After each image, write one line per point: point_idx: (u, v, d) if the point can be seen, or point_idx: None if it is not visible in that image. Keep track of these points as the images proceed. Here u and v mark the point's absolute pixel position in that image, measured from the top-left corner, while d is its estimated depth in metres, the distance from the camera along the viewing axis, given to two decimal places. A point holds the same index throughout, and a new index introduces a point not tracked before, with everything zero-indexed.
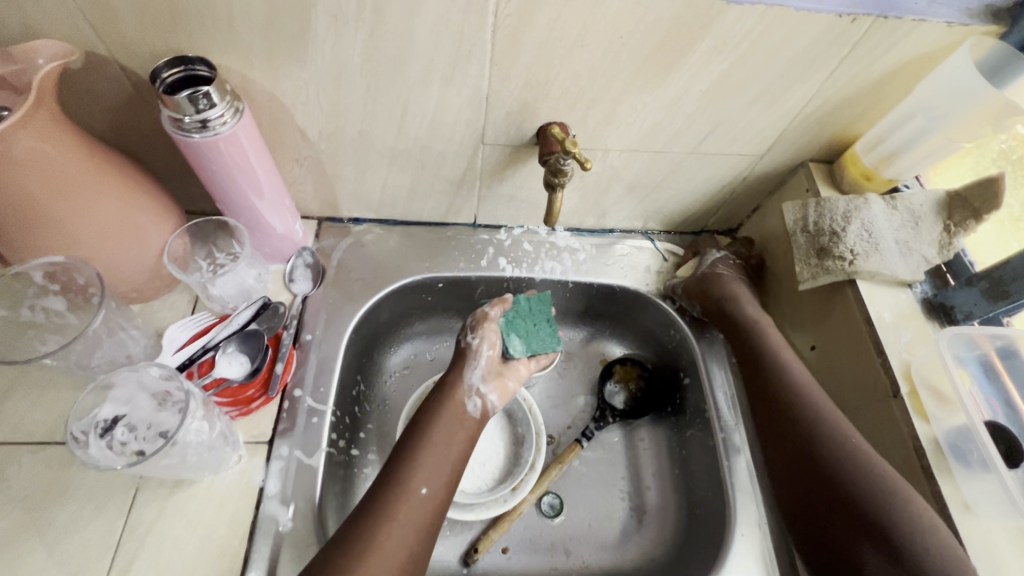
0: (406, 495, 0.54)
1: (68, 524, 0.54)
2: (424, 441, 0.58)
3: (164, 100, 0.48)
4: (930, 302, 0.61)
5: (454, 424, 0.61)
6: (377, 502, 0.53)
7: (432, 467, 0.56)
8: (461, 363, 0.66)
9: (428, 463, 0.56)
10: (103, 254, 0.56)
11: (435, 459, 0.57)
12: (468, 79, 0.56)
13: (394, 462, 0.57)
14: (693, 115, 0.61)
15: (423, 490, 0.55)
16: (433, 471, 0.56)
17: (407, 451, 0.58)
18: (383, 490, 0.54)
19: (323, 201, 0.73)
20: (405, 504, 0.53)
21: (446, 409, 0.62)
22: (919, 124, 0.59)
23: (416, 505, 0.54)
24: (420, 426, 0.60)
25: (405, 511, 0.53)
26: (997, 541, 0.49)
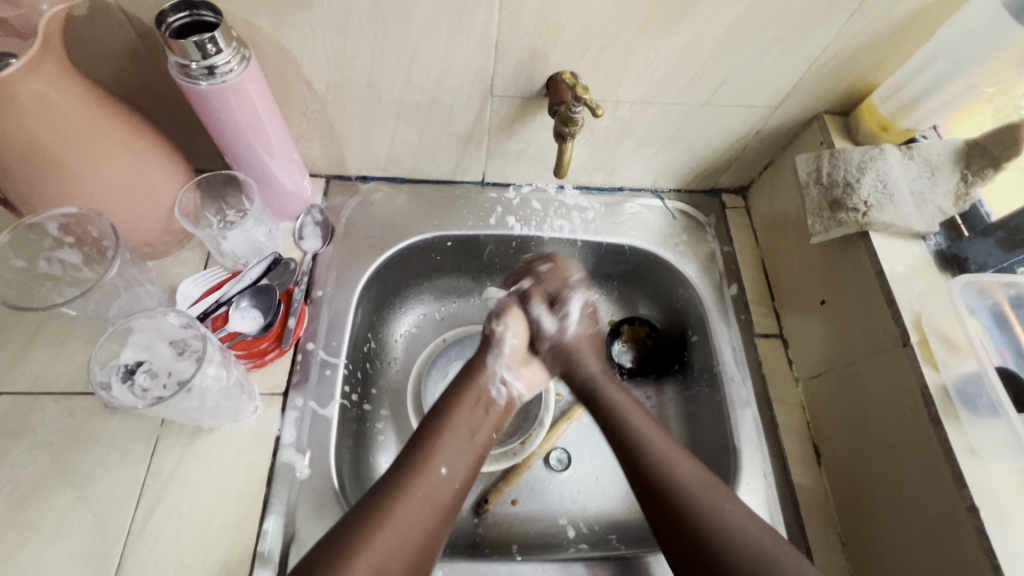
0: (424, 471, 0.55)
1: (93, 469, 0.56)
2: (448, 419, 0.60)
3: (170, 45, 0.48)
4: (943, 254, 0.61)
5: (480, 411, 0.63)
6: (396, 476, 0.55)
7: (452, 447, 0.58)
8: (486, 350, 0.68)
9: (449, 443, 0.58)
10: (116, 205, 0.56)
11: (457, 442, 0.59)
12: (477, 25, 0.55)
13: (415, 442, 0.58)
14: (707, 63, 0.60)
15: (443, 470, 0.57)
16: (453, 452, 0.58)
17: (432, 431, 0.59)
18: (404, 466, 0.56)
19: (331, 158, 0.73)
20: (424, 483, 0.55)
21: (464, 389, 0.64)
22: (942, 69, 0.57)
23: (436, 485, 0.55)
24: (445, 405, 0.62)
25: (425, 487, 0.54)
26: (1003, 484, 0.49)
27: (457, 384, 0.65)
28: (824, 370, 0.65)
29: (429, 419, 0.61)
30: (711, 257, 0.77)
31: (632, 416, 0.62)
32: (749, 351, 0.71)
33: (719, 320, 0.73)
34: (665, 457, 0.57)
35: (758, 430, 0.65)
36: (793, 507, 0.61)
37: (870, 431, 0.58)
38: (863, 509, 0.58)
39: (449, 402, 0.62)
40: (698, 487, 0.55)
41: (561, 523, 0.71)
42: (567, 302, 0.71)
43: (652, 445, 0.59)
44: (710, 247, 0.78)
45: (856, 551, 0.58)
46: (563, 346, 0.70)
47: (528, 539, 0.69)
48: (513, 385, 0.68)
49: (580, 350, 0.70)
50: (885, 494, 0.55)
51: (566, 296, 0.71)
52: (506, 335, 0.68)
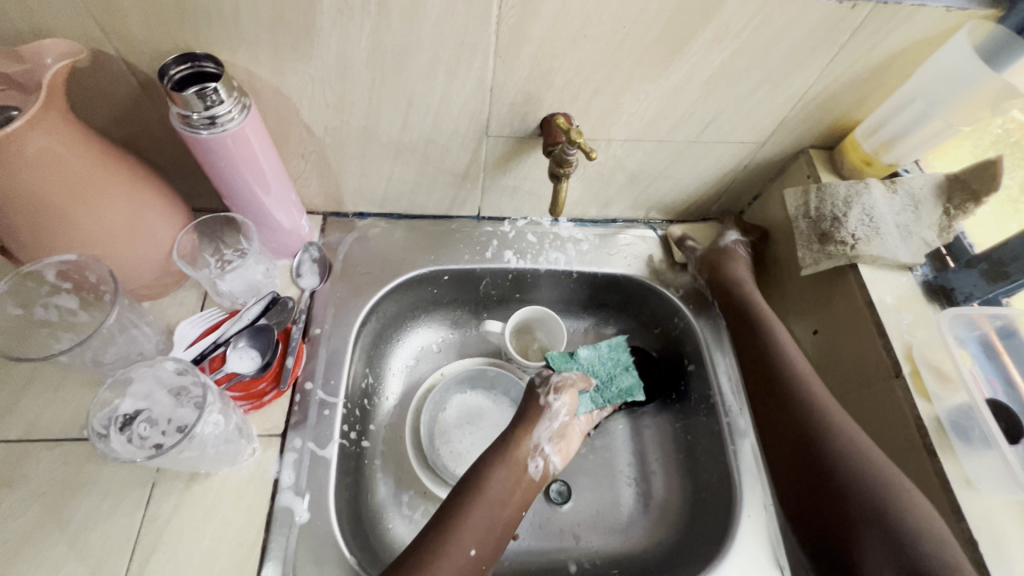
0: (448, 557, 0.54)
1: (88, 518, 0.55)
2: (474, 501, 0.58)
3: (172, 98, 0.49)
4: (930, 284, 0.62)
5: (513, 491, 0.61)
6: (424, 552, 0.54)
7: (479, 528, 0.57)
8: (535, 419, 0.66)
9: (472, 526, 0.56)
10: (114, 249, 0.56)
11: (487, 519, 0.57)
12: (473, 72, 0.56)
13: (437, 526, 0.56)
14: (696, 103, 0.62)
15: (472, 551, 0.55)
16: (482, 533, 0.57)
17: (464, 502, 0.58)
18: (431, 542, 0.54)
19: (328, 196, 0.74)
20: (451, 564, 0.53)
21: (503, 458, 0.62)
22: (920, 109, 0.59)
23: (466, 567, 0.54)
24: (473, 481, 0.60)
25: (453, 571, 0.53)
26: (999, 514, 0.49)
27: (489, 457, 0.62)
28: None
29: (454, 501, 0.58)
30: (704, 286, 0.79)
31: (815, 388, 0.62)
32: None
33: (714, 350, 0.74)
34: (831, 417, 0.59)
35: (757, 461, 0.65)
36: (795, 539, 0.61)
37: None
38: None
39: (477, 478, 0.60)
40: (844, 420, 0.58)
41: (564, 558, 0.70)
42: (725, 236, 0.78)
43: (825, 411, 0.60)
44: None
45: None
46: (729, 257, 0.76)
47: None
48: (550, 458, 0.66)
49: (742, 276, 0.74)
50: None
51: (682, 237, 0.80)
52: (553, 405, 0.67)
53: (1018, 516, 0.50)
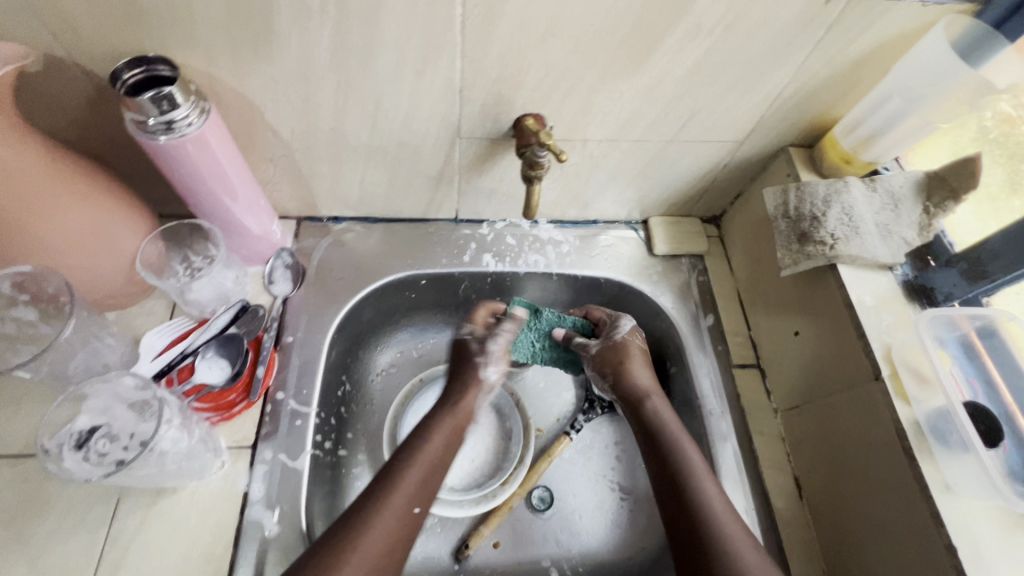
0: (390, 513, 0.50)
1: (50, 537, 0.53)
2: (416, 459, 0.55)
3: (126, 103, 0.47)
4: (912, 284, 0.61)
5: (448, 448, 0.59)
6: (365, 504, 0.51)
7: (420, 484, 0.54)
8: (473, 382, 0.64)
9: (413, 482, 0.53)
10: (74, 260, 0.55)
11: (426, 476, 0.55)
12: (440, 72, 0.55)
13: (377, 484, 0.53)
14: (671, 102, 0.60)
15: (415, 509, 0.52)
16: (422, 489, 0.54)
17: (408, 454, 0.56)
18: (371, 495, 0.52)
19: (301, 200, 0.72)
20: (391, 518, 0.50)
21: (442, 417, 0.61)
22: (897, 106, 0.58)
23: (408, 523, 0.51)
24: (416, 440, 0.58)
25: (392, 525, 0.50)
26: (979, 519, 0.48)
27: (429, 420, 0.60)
28: (800, 403, 0.65)
29: (393, 460, 0.55)
30: (686, 287, 0.78)
31: (704, 484, 0.55)
32: (727, 382, 0.71)
33: (696, 352, 0.73)
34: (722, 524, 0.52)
35: (739, 464, 0.65)
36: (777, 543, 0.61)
37: (848, 463, 0.57)
38: (845, 548, 0.57)
39: (417, 439, 0.58)
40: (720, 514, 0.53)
41: (545, 565, 0.69)
42: (620, 322, 0.71)
43: (713, 516, 0.52)
44: (684, 277, 0.79)
45: None
46: (616, 354, 0.67)
47: None
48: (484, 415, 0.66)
49: (631, 359, 0.67)
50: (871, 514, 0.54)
51: (618, 322, 0.71)
52: (490, 352, 0.66)
53: (997, 520, 0.49)
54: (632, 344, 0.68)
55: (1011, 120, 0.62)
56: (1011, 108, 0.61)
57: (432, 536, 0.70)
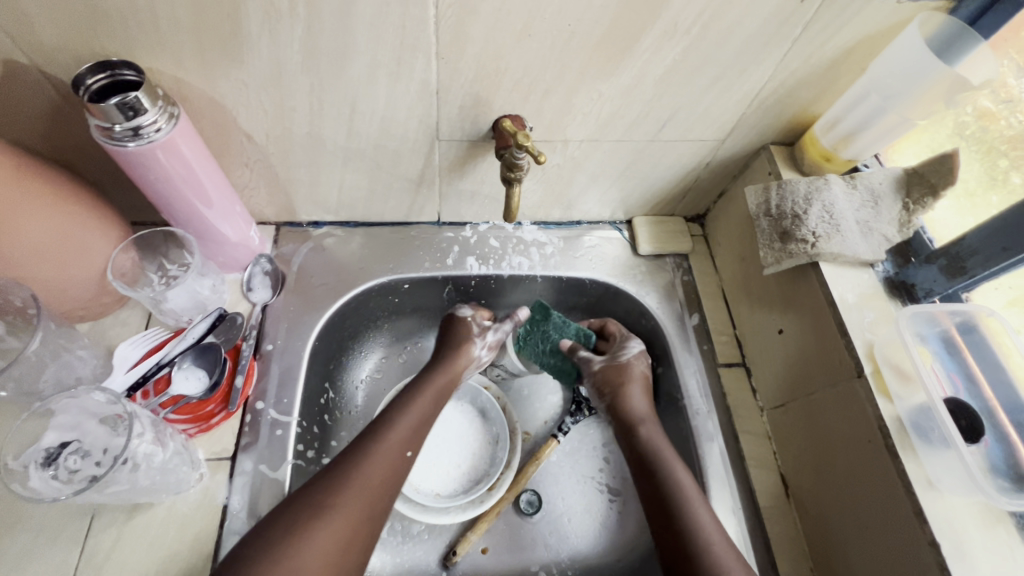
0: (383, 452, 0.57)
1: (20, 557, 0.52)
2: (406, 411, 0.62)
3: (89, 109, 0.46)
4: (892, 281, 0.62)
5: (435, 409, 0.65)
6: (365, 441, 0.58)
7: (411, 431, 0.61)
8: (469, 350, 0.70)
9: (404, 428, 0.60)
10: (40, 271, 0.53)
11: (418, 423, 0.62)
12: (416, 73, 0.54)
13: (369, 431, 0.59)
14: (651, 102, 0.60)
15: (408, 453, 0.60)
16: (413, 437, 0.61)
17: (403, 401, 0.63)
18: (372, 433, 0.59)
19: (279, 206, 0.71)
20: (388, 456, 0.57)
21: (435, 375, 0.67)
22: (875, 103, 0.58)
23: (399, 465, 0.58)
24: (410, 391, 0.65)
25: (389, 463, 0.57)
26: (961, 514, 0.49)
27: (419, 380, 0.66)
28: (786, 401, 0.65)
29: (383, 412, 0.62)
30: (671, 287, 0.78)
31: (698, 515, 0.56)
32: (712, 381, 0.71)
33: (682, 351, 0.73)
34: (718, 553, 0.54)
35: (725, 463, 0.65)
36: (763, 540, 0.61)
37: (832, 460, 0.57)
38: (831, 545, 0.57)
39: (408, 394, 0.64)
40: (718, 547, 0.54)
41: (533, 569, 0.69)
42: (629, 343, 0.72)
43: (713, 551, 0.54)
44: (669, 276, 0.78)
45: None
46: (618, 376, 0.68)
47: None
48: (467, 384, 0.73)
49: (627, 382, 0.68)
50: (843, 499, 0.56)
51: (626, 343, 0.72)
52: (486, 335, 0.72)
53: (979, 515, 0.49)
54: (636, 368, 0.69)
55: (992, 116, 0.60)
56: (991, 102, 0.60)
57: (419, 543, 0.69)
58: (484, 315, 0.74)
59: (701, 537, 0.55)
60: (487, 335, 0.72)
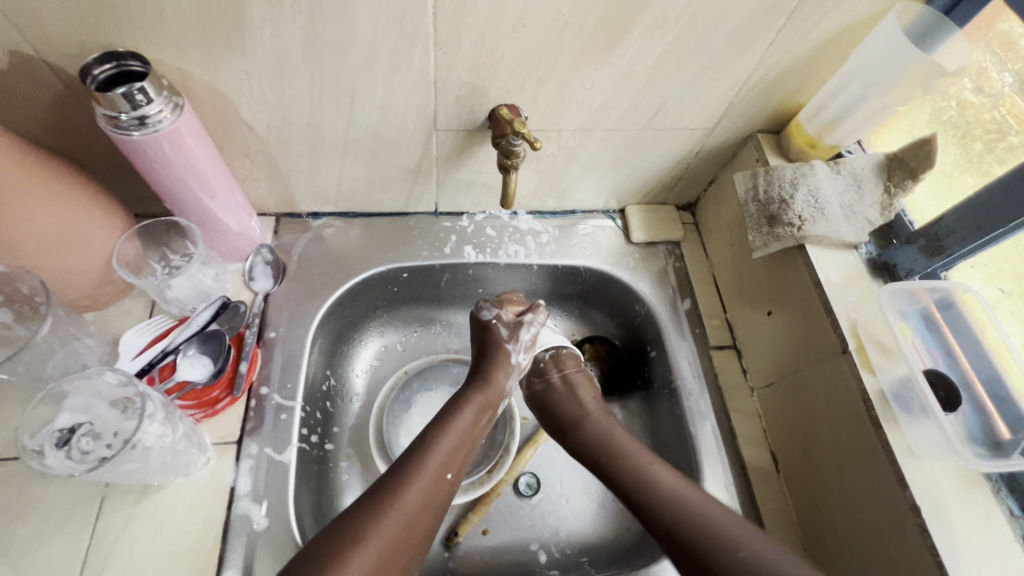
0: (423, 478, 0.56)
1: (32, 539, 0.53)
2: (447, 432, 0.61)
3: (96, 98, 0.47)
4: (875, 262, 0.64)
5: (480, 421, 0.65)
6: (404, 467, 0.57)
7: (451, 451, 0.60)
8: (503, 363, 0.68)
9: (444, 449, 0.59)
10: (47, 259, 0.54)
11: (457, 444, 0.61)
12: (414, 64, 0.55)
13: (409, 455, 0.58)
14: (642, 91, 0.62)
15: (448, 475, 0.59)
16: (453, 456, 0.60)
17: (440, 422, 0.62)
18: (411, 459, 0.58)
19: (279, 196, 0.72)
20: (427, 483, 0.56)
21: (472, 395, 0.66)
22: (857, 91, 0.60)
23: (441, 488, 0.57)
24: (446, 412, 0.64)
25: (429, 488, 0.56)
26: (940, 480, 0.51)
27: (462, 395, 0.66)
28: (775, 380, 0.67)
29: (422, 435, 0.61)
30: (664, 273, 0.80)
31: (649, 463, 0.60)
32: (705, 363, 0.73)
33: (675, 335, 0.75)
34: (675, 488, 0.57)
35: (717, 442, 0.67)
36: (755, 515, 0.63)
37: (819, 435, 0.60)
38: (820, 516, 0.59)
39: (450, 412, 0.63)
40: (676, 483, 0.57)
41: (533, 549, 0.71)
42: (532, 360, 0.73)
43: (667, 486, 0.57)
44: (662, 263, 0.81)
45: (817, 557, 0.59)
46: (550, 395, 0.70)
47: (501, 569, 0.69)
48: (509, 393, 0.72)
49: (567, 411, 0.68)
50: (831, 472, 0.58)
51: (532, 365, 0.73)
52: (520, 334, 0.70)
53: (959, 481, 0.51)
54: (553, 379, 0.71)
55: (975, 110, 0.62)
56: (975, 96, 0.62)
57: None
58: (510, 310, 0.71)
59: (648, 481, 0.58)
60: (518, 334, 0.70)
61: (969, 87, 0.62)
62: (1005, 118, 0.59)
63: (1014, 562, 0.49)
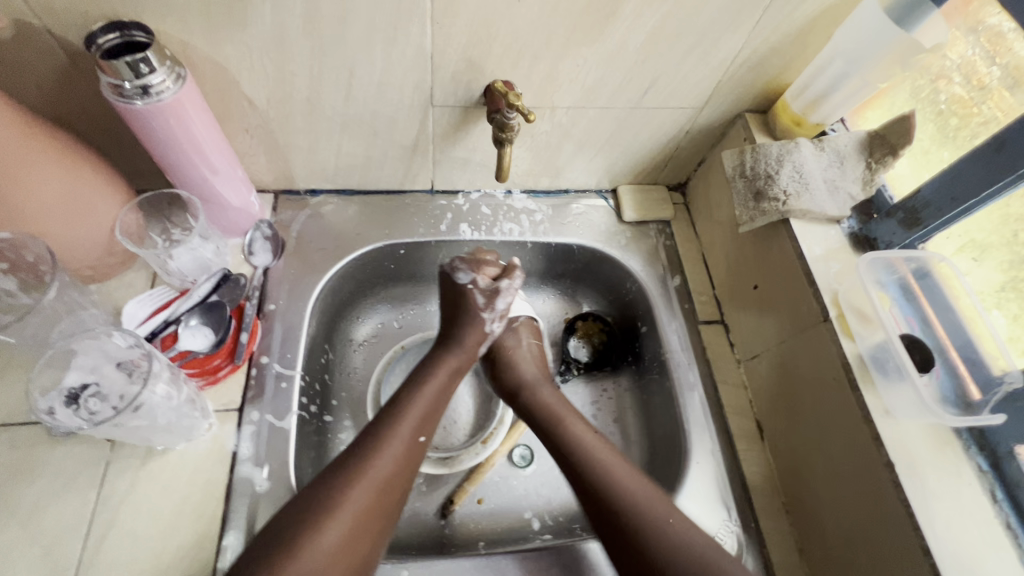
0: (395, 444, 0.58)
1: (39, 500, 0.54)
2: (416, 399, 0.63)
3: (101, 66, 0.48)
4: (857, 236, 0.66)
5: (448, 385, 0.68)
6: (376, 430, 0.59)
7: (422, 417, 0.62)
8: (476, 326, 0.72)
9: (416, 413, 0.62)
10: (53, 227, 0.55)
11: (429, 410, 0.63)
12: (411, 38, 0.57)
13: (380, 422, 0.60)
14: (634, 68, 0.64)
15: (421, 438, 0.61)
16: (425, 421, 0.62)
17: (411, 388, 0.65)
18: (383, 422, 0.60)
19: (278, 173, 0.73)
20: (399, 446, 0.58)
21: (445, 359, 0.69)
22: (839, 68, 0.62)
23: (413, 450, 0.59)
24: (419, 378, 0.66)
25: (401, 450, 0.58)
26: (913, 438, 0.54)
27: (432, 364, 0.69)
28: (761, 351, 0.69)
29: (391, 403, 0.63)
30: (654, 251, 0.82)
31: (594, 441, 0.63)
32: (693, 337, 0.75)
33: (664, 311, 0.77)
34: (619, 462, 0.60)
35: (704, 411, 0.69)
36: (740, 479, 0.65)
37: (802, 402, 0.62)
38: (802, 478, 0.62)
39: (419, 381, 0.66)
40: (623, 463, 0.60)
41: (527, 517, 0.73)
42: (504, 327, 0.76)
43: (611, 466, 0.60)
44: (653, 241, 0.83)
45: (799, 517, 0.62)
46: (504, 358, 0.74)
47: (496, 535, 0.71)
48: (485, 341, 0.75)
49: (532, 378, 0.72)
50: (812, 435, 0.60)
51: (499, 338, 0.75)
52: (496, 302, 0.72)
53: (931, 438, 0.54)
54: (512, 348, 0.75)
55: (965, 103, 0.63)
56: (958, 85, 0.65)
57: (418, 495, 0.73)
58: (486, 275, 0.72)
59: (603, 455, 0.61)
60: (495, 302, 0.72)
61: (957, 81, 0.63)
62: (988, 108, 0.60)
63: (981, 514, 0.51)
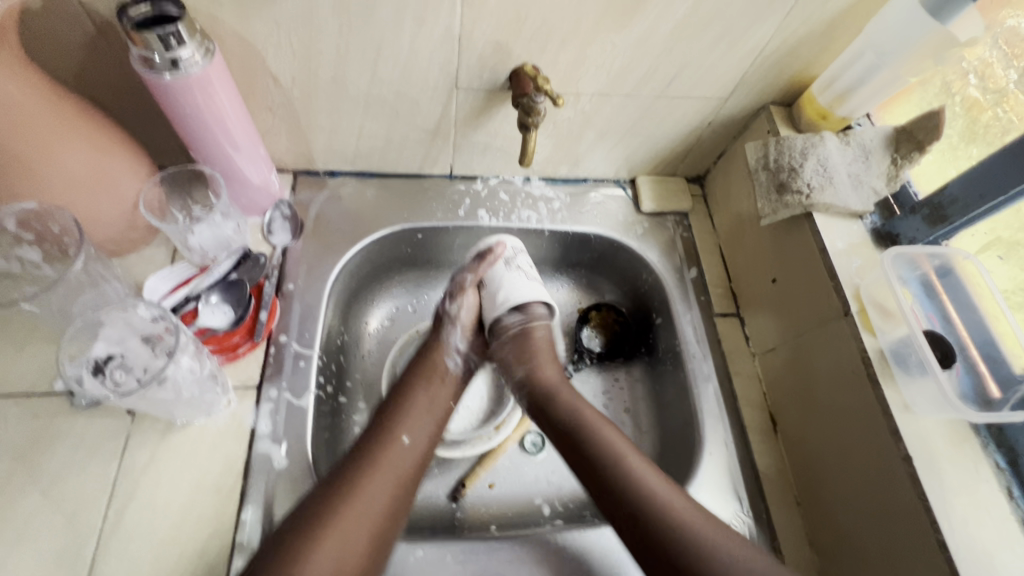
0: (382, 456, 0.58)
1: (62, 468, 0.55)
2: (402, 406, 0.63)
3: (132, 38, 0.48)
4: (879, 231, 0.66)
5: (439, 385, 0.67)
6: (364, 448, 0.58)
7: (410, 422, 0.62)
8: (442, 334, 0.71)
9: (403, 421, 0.61)
10: (79, 200, 0.56)
11: (418, 416, 0.63)
12: (440, 20, 0.56)
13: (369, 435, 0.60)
14: (661, 56, 0.63)
15: (405, 439, 0.60)
16: (412, 424, 0.62)
17: (396, 402, 0.64)
18: (371, 441, 0.59)
19: (298, 153, 0.73)
20: (389, 459, 0.58)
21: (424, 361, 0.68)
22: (871, 61, 0.62)
23: (404, 456, 0.59)
24: (404, 386, 0.66)
25: (393, 458, 0.58)
26: (932, 433, 0.54)
27: (406, 380, 0.67)
28: (777, 345, 0.69)
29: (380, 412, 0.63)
30: (671, 243, 0.81)
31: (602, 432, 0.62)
32: (709, 329, 0.75)
33: (680, 303, 0.76)
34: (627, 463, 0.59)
35: (718, 403, 0.69)
36: (752, 469, 0.66)
37: (817, 394, 0.62)
38: (815, 470, 0.62)
39: (399, 398, 0.64)
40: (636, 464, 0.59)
41: (537, 502, 0.73)
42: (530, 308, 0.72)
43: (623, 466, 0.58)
44: (670, 233, 0.82)
45: (810, 509, 0.63)
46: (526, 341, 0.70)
47: (506, 520, 0.72)
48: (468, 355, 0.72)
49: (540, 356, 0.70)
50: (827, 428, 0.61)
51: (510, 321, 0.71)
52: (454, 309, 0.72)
53: (949, 434, 0.54)
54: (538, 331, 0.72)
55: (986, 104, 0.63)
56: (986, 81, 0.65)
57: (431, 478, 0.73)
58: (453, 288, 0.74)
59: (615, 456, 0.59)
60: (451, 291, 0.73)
61: (974, 82, 0.65)
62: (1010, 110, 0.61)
63: (997, 510, 0.52)
